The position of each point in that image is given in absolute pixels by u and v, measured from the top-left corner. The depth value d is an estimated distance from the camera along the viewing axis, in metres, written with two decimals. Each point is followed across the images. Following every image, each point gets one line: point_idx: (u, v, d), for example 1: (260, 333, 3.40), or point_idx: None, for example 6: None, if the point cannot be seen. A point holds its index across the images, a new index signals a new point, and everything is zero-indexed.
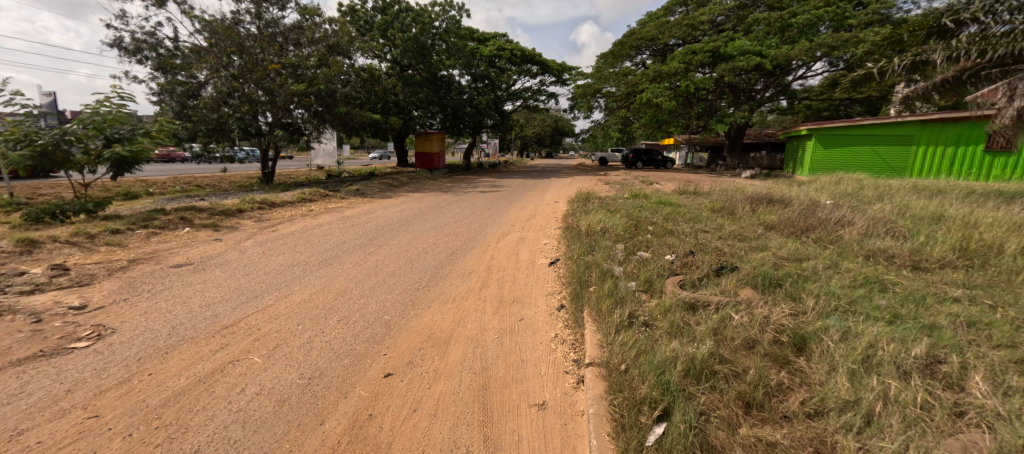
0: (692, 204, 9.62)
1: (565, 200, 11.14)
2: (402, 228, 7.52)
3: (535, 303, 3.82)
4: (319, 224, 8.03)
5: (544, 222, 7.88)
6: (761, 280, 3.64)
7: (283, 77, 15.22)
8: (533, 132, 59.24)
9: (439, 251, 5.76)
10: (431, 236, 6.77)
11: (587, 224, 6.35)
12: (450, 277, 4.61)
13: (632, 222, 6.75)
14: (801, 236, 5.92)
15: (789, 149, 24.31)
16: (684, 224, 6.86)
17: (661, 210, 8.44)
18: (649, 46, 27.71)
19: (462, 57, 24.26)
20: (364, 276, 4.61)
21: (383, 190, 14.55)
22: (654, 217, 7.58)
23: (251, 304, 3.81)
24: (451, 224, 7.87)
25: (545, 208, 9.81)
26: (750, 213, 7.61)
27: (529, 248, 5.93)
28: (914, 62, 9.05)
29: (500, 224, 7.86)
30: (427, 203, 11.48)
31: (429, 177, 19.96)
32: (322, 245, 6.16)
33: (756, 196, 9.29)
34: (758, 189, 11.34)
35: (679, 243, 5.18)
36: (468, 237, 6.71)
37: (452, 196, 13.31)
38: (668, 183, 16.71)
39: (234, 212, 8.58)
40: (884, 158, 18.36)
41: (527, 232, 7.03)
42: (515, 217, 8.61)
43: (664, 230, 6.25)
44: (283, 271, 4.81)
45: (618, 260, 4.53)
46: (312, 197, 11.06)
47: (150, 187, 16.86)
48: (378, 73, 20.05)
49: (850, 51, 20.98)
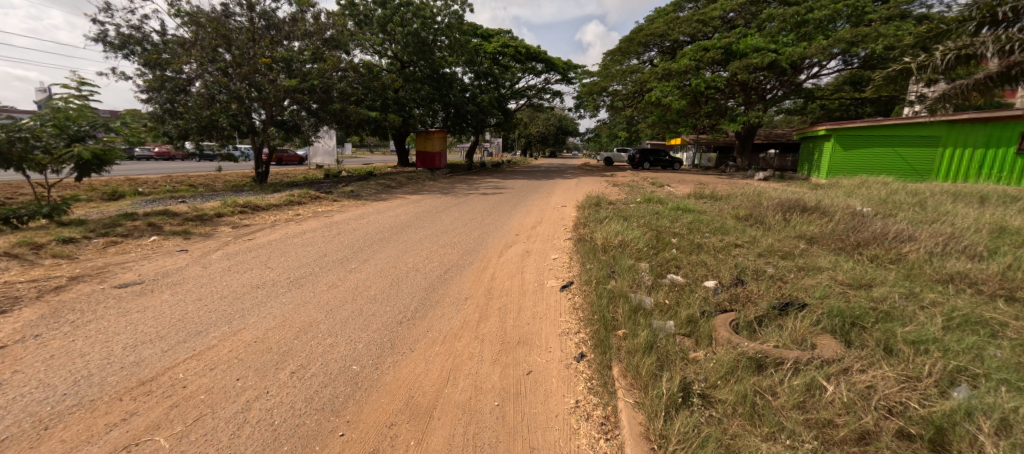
0: (712, 211, 8.80)
1: (574, 204, 10.31)
2: (395, 237, 6.74)
3: (546, 345, 3.02)
4: (303, 231, 7.26)
5: (552, 230, 7.07)
6: (837, 322, 2.85)
7: (275, 72, 14.54)
8: (537, 131, 58.45)
9: (432, 268, 4.94)
10: (425, 247, 5.97)
11: (603, 236, 5.55)
12: (443, 306, 3.80)
13: (654, 234, 5.94)
14: (853, 253, 5.11)
15: (804, 150, 23.40)
16: (711, 236, 6.06)
17: (681, 218, 7.62)
18: (658, 42, 26.83)
19: (464, 53, 23.47)
20: (338, 304, 3.82)
21: (380, 191, 13.82)
22: (676, 227, 6.77)
23: (188, 345, 3.03)
24: (449, 232, 7.08)
25: (552, 214, 9.02)
26: (783, 223, 6.80)
27: (536, 264, 5.12)
28: (958, 56, 7.95)
29: (503, 233, 7.05)
30: (425, 207, 10.71)
31: (429, 178, 19.25)
32: (300, 258, 5.39)
33: (784, 201, 8.49)
34: (781, 193, 10.50)
35: (716, 263, 4.37)
36: (466, 249, 5.90)
37: (453, 199, 12.55)
38: (680, 186, 15.89)
39: (211, 217, 7.80)
40: (907, 160, 17.52)
41: (534, 244, 6.23)
42: (519, 224, 7.80)
43: (692, 244, 5.44)
44: (244, 294, 4.03)
45: (647, 287, 3.74)
46: (300, 199, 10.30)
47: (139, 186, 16.17)
48: (376, 69, 19.33)
49: (871, 47, 20.01)
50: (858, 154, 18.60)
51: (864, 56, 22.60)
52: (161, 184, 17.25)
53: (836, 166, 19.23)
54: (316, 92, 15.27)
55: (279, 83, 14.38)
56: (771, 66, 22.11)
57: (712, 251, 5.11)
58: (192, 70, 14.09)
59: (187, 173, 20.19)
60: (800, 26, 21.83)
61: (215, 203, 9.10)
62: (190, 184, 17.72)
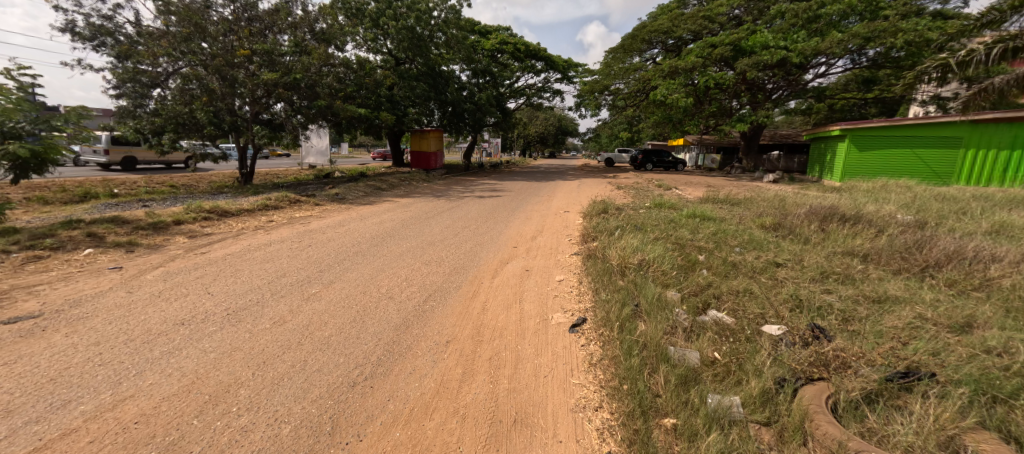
0: (733, 219, 7.89)
1: (577, 210, 9.41)
2: (375, 249, 5.84)
3: (553, 429, 2.12)
4: (269, 242, 6.33)
5: (555, 242, 6.15)
6: (984, 406, 1.97)
7: (256, 65, 13.64)
8: (536, 130, 57.56)
9: (410, 295, 4.00)
10: (406, 265, 5.03)
11: (619, 251, 4.63)
12: (416, 356, 2.87)
13: (677, 250, 5.04)
14: (923, 278, 4.23)
15: (815, 151, 22.52)
16: (743, 252, 5.16)
17: (702, 228, 6.70)
18: (662, 40, 25.92)
19: (462, 50, 22.62)
20: (275, 351, 2.87)
21: (369, 194, 12.92)
22: (699, 239, 5.87)
23: (36, 431, 2.10)
24: (438, 244, 6.17)
25: (554, 221, 8.12)
26: (823, 235, 5.94)
27: (538, 289, 4.20)
28: (1002, 51, 7.54)
29: (499, 245, 6.14)
30: (415, 211, 9.78)
31: (424, 179, 18.35)
32: (254, 279, 4.47)
33: (815, 208, 7.61)
34: (804, 199, 9.60)
35: (768, 295, 3.48)
36: (454, 267, 4.96)
37: (446, 203, 11.65)
38: (690, 189, 14.99)
39: (167, 226, 6.85)
40: (927, 162, 16.65)
41: (535, 260, 5.30)
42: (518, 234, 6.89)
43: (725, 263, 4.55)
44: (159, 336, 3.11)
45: (688, 335, 2.85)
46: (276, 203, 9.37)
47: (114, 187, 15.20)
48: (369, 65, 18.48)
49: (888, 42, 18.97)
50: (874, 156, 17.73)
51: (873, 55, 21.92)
52: (139, 185, 16.30)
53: (851, 168, 18.33)
54: (299, 88, 14.38)
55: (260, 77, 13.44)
56: (780, 64, 21.24)
57: (754, 273, 4.20)
58: (169, 64, 13.18)
59: (170, 174, 19.29)
60: (811, 22, 20.93)
61: (177, 209, 8.15)
62: (170, 185, 16.80)
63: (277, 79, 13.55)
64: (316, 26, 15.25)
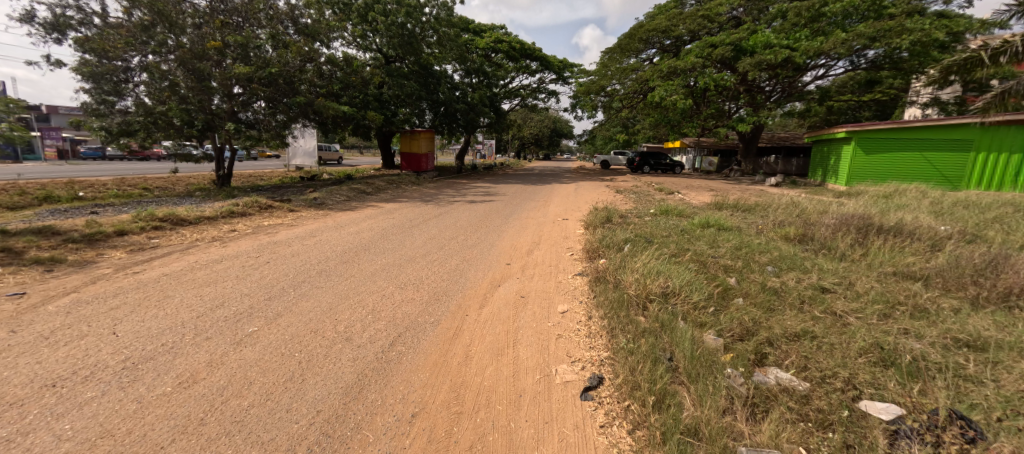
0: (750, 229, 7.11)
1: (577, 218, 8.60)
2: (344, 266, 4.97)
3: None
4: (222, 257, 5.43)
5: (554, 259, 5.31)
6: None
7: (229, 58, 12.74)
8: (531, 133, 56.80)
9: (374, 335, 3.13)
10: (375, 290, 4.16)
11: (635, 274, 3.80)
12: (365, 445, 2.01)
13: (702, 270, 4.24)
14: (1008, 310, 3.49)
15: (817, 154, 21.93)
16: (778, 273, 4.38)
17: (720, 241, 5.93)
18: (661, 39, 25.03)
19: (454, 48, 21.81)
20: (160, 441, 2.01)
21: (352, 198, 12.06)
22: (723, 255, 5.08)
23: None
24: (419, 260, 5.30)
25: (552, 231, 7.31)
26: (861, 251, 5.21)
27: (537, 326, 3.34)
28: None
29: (489, 261, 5.30)
30: (399, 218, 8.93)
31: (414, 182, 17.51)
32: (182, 311, 3.59)
33: (842, 218, 6.90)
34: (820, 206, 8.91)
35: (840, 344, 2.68)
36: (434, 293, 4.09)
37: (435, 208, 10.80)
38: (692, 193, 14.26)
39: (105, 238, 5.92)
40: (935, 166, 16.03)
41: (532, 283, 4.44)
42: (512, 247, 6.06)
43: (765, 289, 3.74)
44: (9, 411, 2.23)
45: (754, 418, 2.03)
46: (243, 210, 8.42)
47: (78, 190, 14.14)
48: (355, 62, 17.75)
49: (893, 42, 18.03)
50: (881, 159, 16.90)
51: (871, 56, 21.43)
52: (108, 187, 15.23)
53: (856, 172, 17.43)
54: (275, 82, 13.50)
55: (231, 70, 12.52)
56: (783, 64, 20.58)
57: (804, 307, 3.41)
58: (133, 57, 12.19)
59: (144, 176, 18.22)
60: (814, 21, 20.23)
61: (125, 216, 7.19)
62: (142, 188, 15.72)
63: (250, 73, 12.68)
64: (299, 20, 14.48)
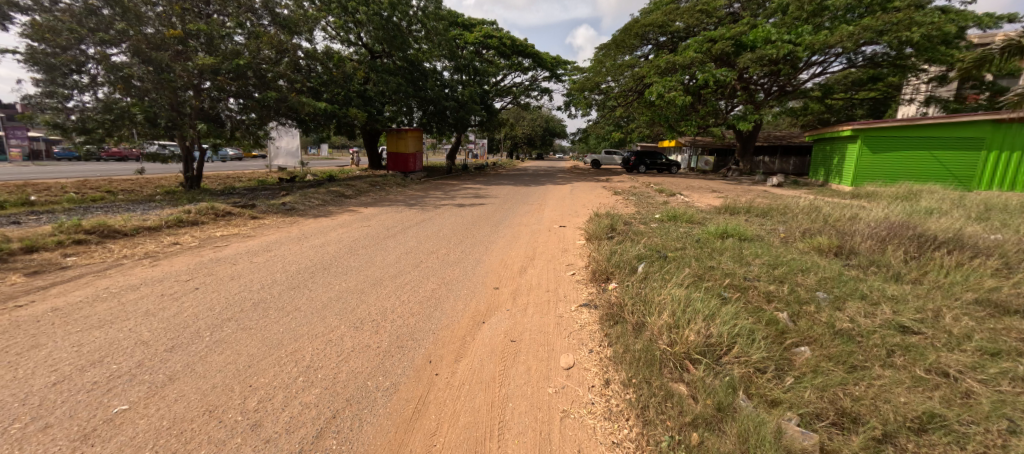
0: (774, 239, 6.24)
1: (575, 225, 7.71)
2: (291, 293, 3.98)
3: None
4: (145, 281, 4.41)
5: (552, 281, 4.37)
6: None
7: (192, 49, 11.67)
8: (523, 132, 55.74)
9: (296, 419, 2.15)
10: (320, 332, 3.17)
11: (663, 312, 2.86)
12: None
13: (743, 302, 3.33)
14: None
15: (818, 153, 21.21)
16: (836, 302, 3.50)
17: (746, 255, 5.06)
18: (657, 34, 24.09)
19: (442, 43, 20.78)
20: None
21: (329, 201, 11.06)
22: (759, 274, 4.18)
23: None
24: (387, 284, 4.33)
25: (549, 242, 6.40)
26: (919, 270, 4.37)
27: (534, 394, 2.40)
28: None
29: (473, 285, 4.32)
30: (376, 226, 7.96)
31: (399, 183, 16.55)
32: (38, 375, 2.58)
33: (877, 225, 6.07)
34: (841, 209, 8.08)
35: (992, 444, 1.80)
36: (397, 336, 3.12)
37: (419, 212, 9.83)
38: (695, 195, 13.42)
39: (6, 257, 4.87)
40: (945, 165, 15.26)
41: (527, 317, 3.47)
42: (502, 264, 5.09)
43: (834, 333, 2.85)
44: None
45: None
46: (195, 218, 7.33)
47: (29, 194, 12.92)
48: (337, 57, 16.79)
49: (903, 35, 17.09)
50: (888, 160, 16.03)
51: (870, 53, 20.78)
52: (66, 191, 13.98)
53: (863, 172, 16.46)
54: (243, 75, 12.46)
55: (193, 61, 11.41)
56: (784, 60, 19.77)
57: (899, 362, 2.51)
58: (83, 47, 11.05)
59: (109, 178, 16.93)
60: (815, 15, 19.39)
61: (47, 227, 6.10)
62: (104, 192, 14.50)
63: (216, 64, 11.61)
64: (275, 10, 13.55)
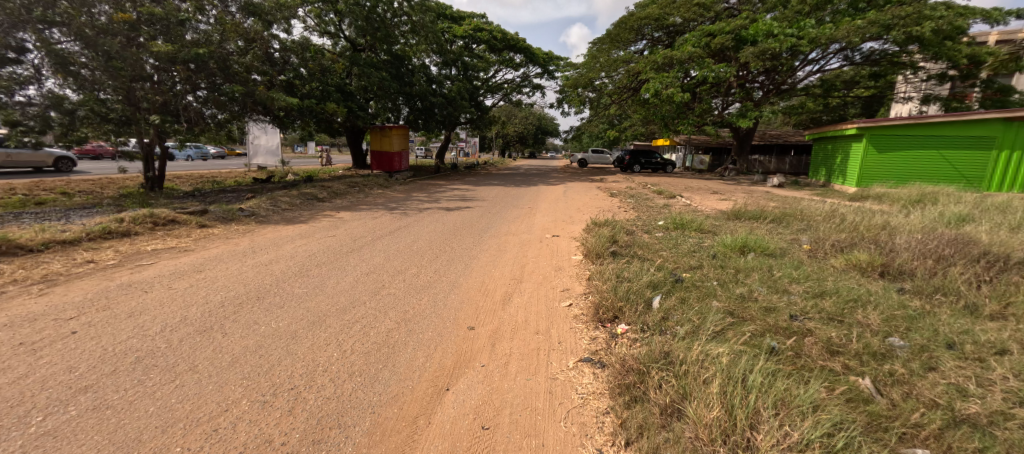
0: (801, 253, 5.36)
1: (570, 234, 6.80)
2: (195, 342, 2.99)
3: None
4: (13, 320, 3.39)
5: (542, 319, 3.43)
6: None
7: (145, 35, 10.48)
8: (515, 130, 54.71)
9: None
10: (206, 413, 2.21)
11: (707, 396, 1.92)
12: None
13: (807, 364, 2.42)
14: None
15: (818, 152, 20.49)
16: (925, 358, 2.60)
17: (779, 276, 4.16)
18: (653, 29, 23.21)
19: (429, 36, 19.74)
20: None
21: (299, 204, 10.04)
22: (808, 309, 3.29)
23: None
24: (329, 322, 3.36)
25: (542, 256, 5.45)
26: (1001, 303, 3.49)
27: None
28: None
29: (441, 324, 3.36)
30: (344, 234, 6.97)
31: (381, 183, 15.54)
32: None
33: (920, 237, 5.20)
34: (864, 216, 7.23)
35: None
36: (315, 422, 2.15)
37: (397, 217, 8.83)
38: (695, 197, 12.57)
39: None
40: (955, 165, 14.49)
41: (506, 381, 2.54)
42: (482, 290, 4.14)
43: (956, 421, 1.95)
44: None
45: None
46: (126, 228, 6.28)
47: None
48: (315, 48, 15.70)
49: (912, 29, 16.41)
50: (895, 160, 15.22)
51: (867, 49, 19.95)
52: (13, 193, 12.77)
53: (869, 172, 15.63)
54: (202, 64, 11.29)
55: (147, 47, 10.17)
56: (785, 55, 18.88)
57: None
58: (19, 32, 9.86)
59: (67, 178, 15.67)
60: (816, 9, 18.73)
61: None
62: (57, 193, 13.28)
63: (172, 52, 10.45)
64: None
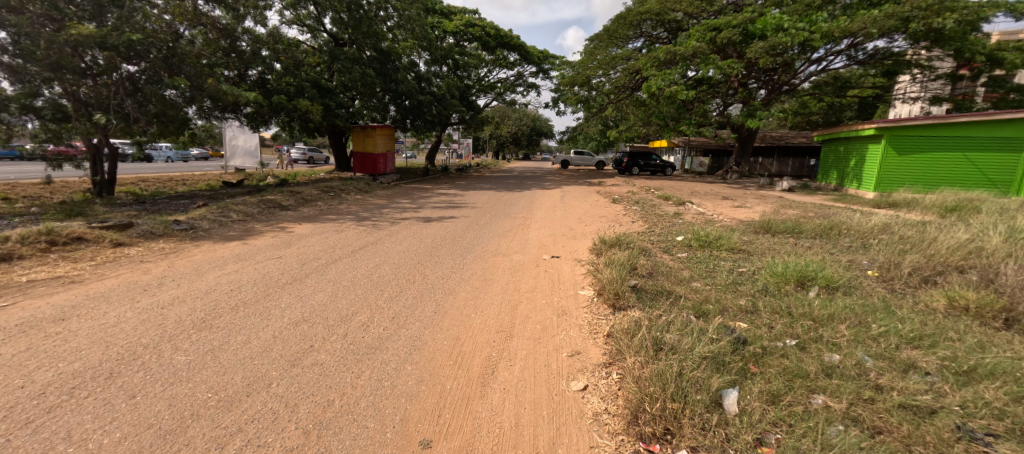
0: (877, 288, 4.09)
1: (573, 255, 5.51)
2: None
3: None
4: None
5: (544, 423, 2.12)
6: None
7: (73, 17, 8.94)
8: (508, 131, 53.38)
9: None
10: None
11: None
12: None
13: None
14: None
15: (828, 154, 19.38)
16: None
17: (884, 334, 2.88)
18: (653, 25, 22.08)
19: (416, 30, 18.40)
20: None
21: (258, 213, 8.65)
22: (974, 412, 2.03)
23: None
24: (191, 433, 2.05)
25: (541, 291, 4.14)
26: None
27: None
28: None
29: (375, 435, 2.04)
30: (294, 254, 5.61)
31: (362, 188, 14.20)
32: None
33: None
34: (925, 231, 5.96)
35: None
36: None
37: (367, 230, 7.48)
38: (706, 204, 11.34)
39: None
40: (982, 169, 13.31)
41: None
42: (452, 355, 2.83)
43: None
44: None
45: None
46: (6, 251, 4.87)
47: None
48: (287, 40, 14.29)
49: (933, 21, 15.27)
50: (917, 162, 13.99)
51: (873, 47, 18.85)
52: None
53: (888, 176, 14.35)
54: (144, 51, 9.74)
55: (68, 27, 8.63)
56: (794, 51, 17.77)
57: None
58: None
59: (12, 182, 14.11)
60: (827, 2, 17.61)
61: None
62: None
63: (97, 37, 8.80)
64: None
